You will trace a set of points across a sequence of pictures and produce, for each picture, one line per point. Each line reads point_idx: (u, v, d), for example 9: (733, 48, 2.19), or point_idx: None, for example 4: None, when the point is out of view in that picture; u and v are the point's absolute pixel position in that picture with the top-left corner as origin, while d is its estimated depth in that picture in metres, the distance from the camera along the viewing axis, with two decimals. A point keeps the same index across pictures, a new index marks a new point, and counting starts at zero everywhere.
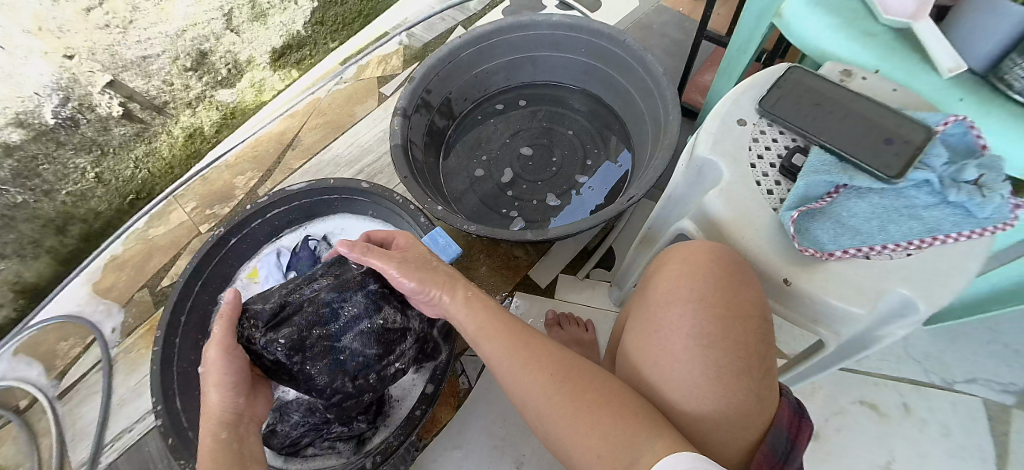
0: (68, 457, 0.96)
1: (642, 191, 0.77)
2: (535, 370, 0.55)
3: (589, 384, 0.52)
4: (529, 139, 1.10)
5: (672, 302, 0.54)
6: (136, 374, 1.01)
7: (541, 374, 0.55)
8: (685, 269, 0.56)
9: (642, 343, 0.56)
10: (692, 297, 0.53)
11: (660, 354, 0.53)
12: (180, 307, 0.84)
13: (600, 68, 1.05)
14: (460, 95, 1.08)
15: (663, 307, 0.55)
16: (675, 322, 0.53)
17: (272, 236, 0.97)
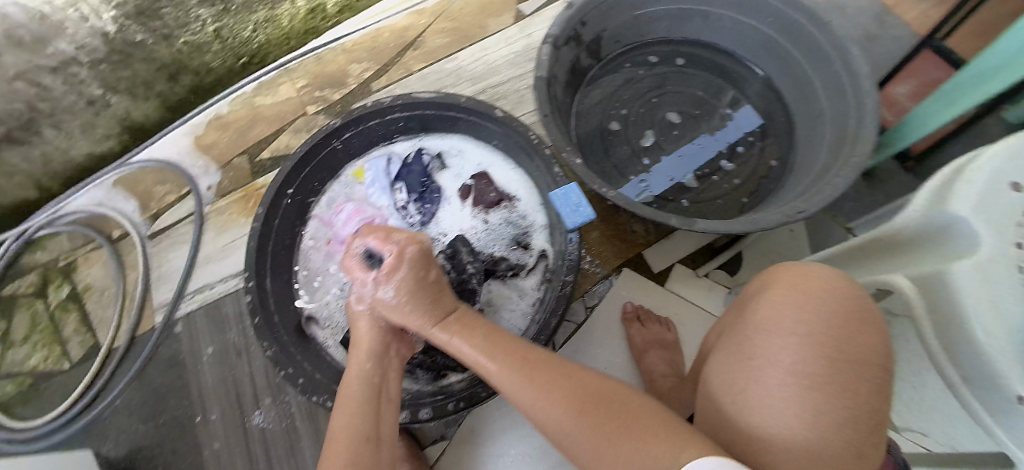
0: (151, 295, 1.02)
1: (817, 208, 0.75)
2: (550, 388, 0.52)
3: (614, 410, 0.48)
4: (676, 105, 1.03)
5: (757, 332, 0.49)
6: (225, 236, 1.01)
7: (557, 397, 0.51)
8: (789, 299, 0.48)
9: (725, 369, 0.51)
10: (787, 330, 0.47)
11: (742, 383, 0.48)
12: (284, 189, 0.82)
13: (779, 40, 0.96)
14: (613, 35, 1.01)
15: (749, 336, 0.49)
16: (759, 352, 0.47)
17: (384, 140, 0.90)
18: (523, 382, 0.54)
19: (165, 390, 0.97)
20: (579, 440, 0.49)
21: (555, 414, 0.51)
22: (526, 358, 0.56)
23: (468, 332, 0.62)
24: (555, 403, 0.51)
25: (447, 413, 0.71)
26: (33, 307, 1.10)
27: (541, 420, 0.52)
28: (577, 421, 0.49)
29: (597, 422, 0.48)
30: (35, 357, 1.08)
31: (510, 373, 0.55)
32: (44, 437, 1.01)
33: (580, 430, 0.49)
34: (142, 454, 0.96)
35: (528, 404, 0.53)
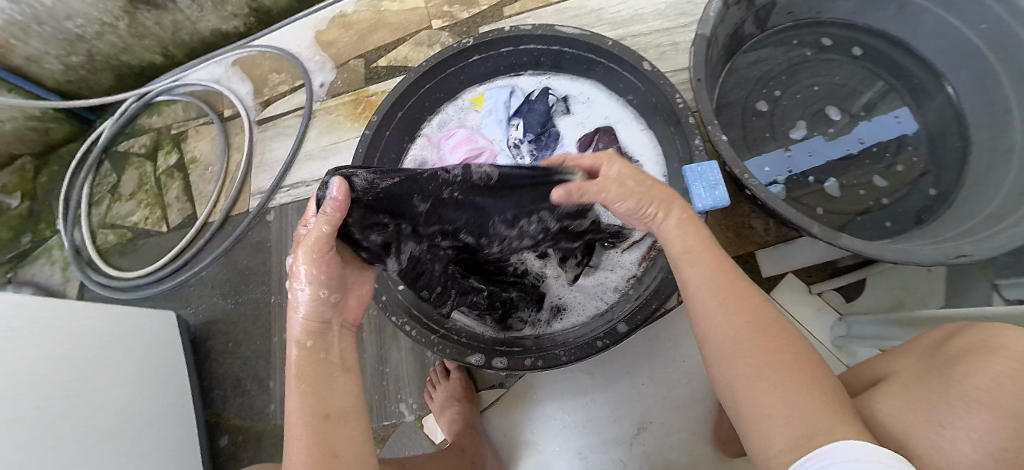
0: (251, 179, 1.05)
1: (989, 255, 0.63)
2: (737, 301, 0.43)
3: (806, 356, 0.39)
4: (837, 101, 0.91)
5: (978, 366, 0.38)
6: (328, 137, 1.01)
7: (749, 312, 0.42)
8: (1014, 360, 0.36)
9: (903, 396, 0.41)
10: (1014, 382, 0.35)
11: (923, 421, 0.38)
12: (403, 100, 0.80)
13: (984, 56, 0.80)
14: (786, 6, 0.91)
15: (968, 369, 0.38)
16: (971, 390, 0.37)
17: (513, 71, 0.87)
18: (718, 286, 0.44)
19: (248, 272, 1.01)
20: (742, 354, 0.40)
21: (734, 321, 0.42)
22: (731, 269, 0.46)
23: (689, 226, 0.50)
24: (744, 315, 0.42)
25: (520, 367, 0.65)
26: (145, 167, 1.18)
27: (710, 316, 0.43)
28: (753, 339, 0.40)
29: (781, 351, 0.39)
30: (140, 213, 1.16)
31: (706, 272, 0.46)
32: (138, 288, 1.09)
33: (754, 345, 0.40)
34: (217, 326, 1.01)
35: (707, 301, 0.44)
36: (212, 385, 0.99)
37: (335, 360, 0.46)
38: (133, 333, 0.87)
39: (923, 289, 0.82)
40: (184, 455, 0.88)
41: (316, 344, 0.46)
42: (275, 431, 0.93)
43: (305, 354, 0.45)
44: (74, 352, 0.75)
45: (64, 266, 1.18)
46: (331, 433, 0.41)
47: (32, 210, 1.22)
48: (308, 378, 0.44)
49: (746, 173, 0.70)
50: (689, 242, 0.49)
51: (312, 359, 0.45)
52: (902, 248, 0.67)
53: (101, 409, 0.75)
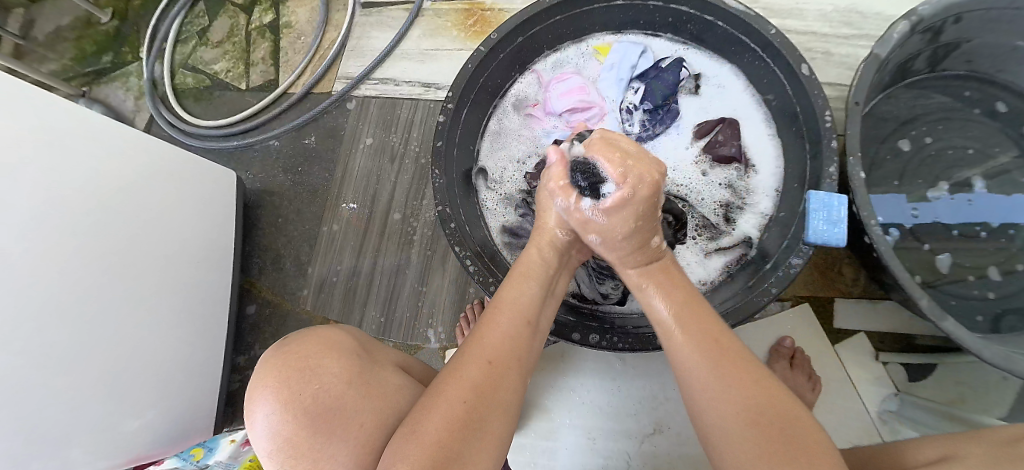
0: (340, 63, 1.03)
1: None
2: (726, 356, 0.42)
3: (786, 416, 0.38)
4: (985, 171, 0.80)
5: None
6: (430, 41, 0.98)
7: (739, 397, 0.39)
8: None
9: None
10: None
11: None
12: (525, 28, 0.73)
13: None
14: (968, 51, 0.79)
15: None
16: None
17: (651, 31, 0.80)
18: (708, 360, 0.42)
19: (314, 155, 1.00)
20: (729, 436, 0.38)
21: (717, 395, 0.40)
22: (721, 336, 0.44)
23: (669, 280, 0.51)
24: (730, 399, 0.39)
25: (564, 337, 0.60)
26: (238, 19, 1.15)
27: (699, 391, 0.41)
28: (744, 425, 0.38)
29: (762, 420, 0.37)
30: (222, 64, 1.14)
31: (695, 347, 0.43)
32: (204, 138, 1.10)
33: (737, 417, 0.38)
34: (273, 198, 1.02)
35: (690, 375, 0.42)
36: (254, 251, 1.01)
37: (525, 343, 0.46)
38: (194, 179, 0.87)
39: (990, 395, 0.73)
40: (216, 308, 0.91)
41: (521, 312, 0.48)
42: (301, 315, 0.94)
43: (505, 320, 0.46)
44: (138, 180, 0.75)
45: (138, 95, 1.19)
46: (490, 398, 0.40)
47: (120, 31, 1.21)
48: (499, 338, 0.44)
49: (873, 218, 0.59)
50: (676, 300, 0.48)
51: (513, 332, 0.45)
52: (1005, 351, 0.58)
53: (151, 242, 0.77)
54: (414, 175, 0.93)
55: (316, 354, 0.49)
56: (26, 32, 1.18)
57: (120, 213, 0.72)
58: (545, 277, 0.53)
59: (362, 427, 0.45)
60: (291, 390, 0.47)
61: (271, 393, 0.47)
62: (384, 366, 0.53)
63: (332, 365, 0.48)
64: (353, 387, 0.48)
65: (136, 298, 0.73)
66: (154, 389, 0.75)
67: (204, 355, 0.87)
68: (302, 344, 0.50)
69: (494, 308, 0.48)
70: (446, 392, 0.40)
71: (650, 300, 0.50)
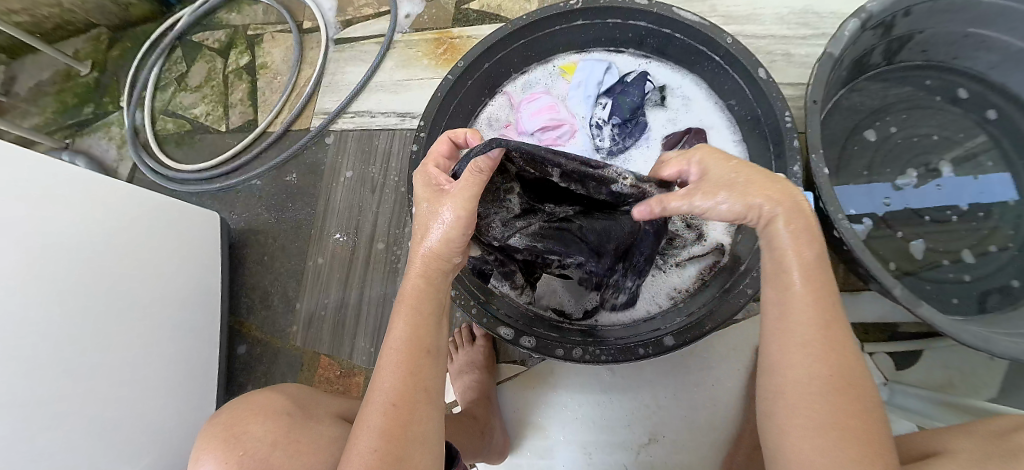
0: (317, 98, 1.05)
1: None
2: (833, 338, 0.39)
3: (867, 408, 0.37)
4: (951, 157, 0.82)
5: None
6: (403, 71, 1.00)
7: (835, 362, 0.38)
8: None
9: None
10: None
11: None
12: (489, 54, 0.75)
13: None
14: (921, 43, 0.82)
15: None
16: None
17: (614, 47, 0.83)
18: (818, 323, 0.39)
19: (296, 191, 1.02)
20: (808, 399, 0.37)
21: (809, 372, 0.38)
22: (834, 307, 0.40)
23: (809, 231, 0.42)
24: (824, 363, 0.38)
25: (548, 355, 0.61)
26: (215, 63, 1.18)
27: (784, 364, 0.39)
28: (825, 392, 0.37)
29: (848, 408, 0.36)
30: (202, 107, 1.16)
31: (808, 307, 0.40)
32: (187, 181, 1.11)
33: (827, 398, 0.37)
34: (257, 236, 1.03)
35: (791, 351, 0.39)
36: (241, 291, 1.01)
37: (427, 369, 0.43)
38: (177, 223, 0.88)
39: (979, 377, 0.73)
40: (205, 351, 0.90)
41: (418, 343, 0.43)
42: (292, 351, 0.94)
43: (402, 357, 0.43)
44: (118, 227, 0.75)
45: (119, 143, 1.20)
46: (400, 445, 0.39)
47: (100, 82, 1.23)
48: (385, 392, 0.41)
49: (840, 212, 0.61)
50: (806, 257, 0.42)
51: (410, 369, 0.42)
52: (983, 333, 0.59)
53: (134, 288, 0.76)
54: (395, 203, 0.94)
55: (243, 421, 0.50)
56: (7, 89, 1.19)
57: (101, 262, 0.71)
58: (436, 293, 0.47)
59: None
60: (222, 458, 0.47)
61: (204, 463, 0.48)
62: (320, 420, 0.54)
63: (258, 428, 0.49)
64: (279, 448, 0.48)
65: (126, 346, 0.73)
66: (149, 435, 0.75)
67: (195, 398, 0.86)
68: (235, 414, 0.51)
69: (385, 347, 0.44)
70: (356, 447, 0.39)
71: (776, 244, 0.42)
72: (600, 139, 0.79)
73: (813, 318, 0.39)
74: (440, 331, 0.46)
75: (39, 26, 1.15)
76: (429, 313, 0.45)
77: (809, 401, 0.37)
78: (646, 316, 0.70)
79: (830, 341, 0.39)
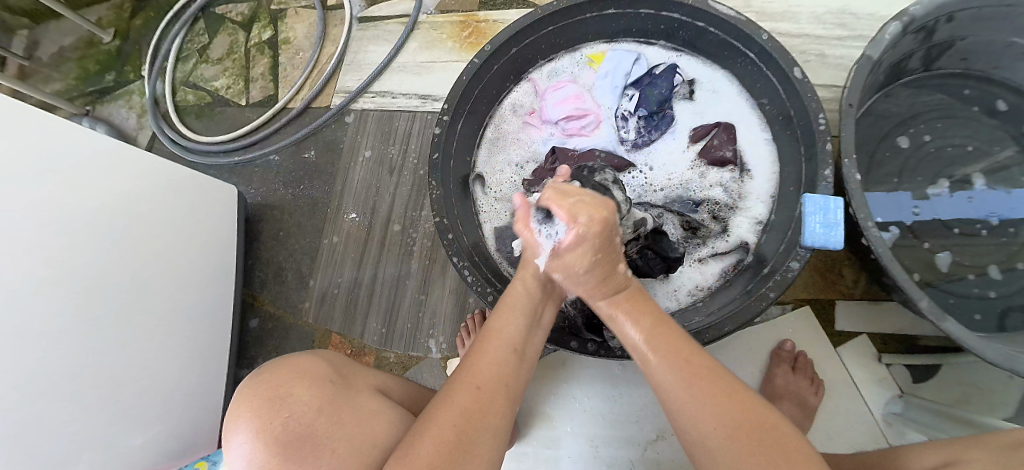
0: (338, 77, 1.04)
1: None
2: (706, 385, 0.40)
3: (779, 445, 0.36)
4: (983, 169, 0.80)
5: None
6: (427, 53, 0.99)
7: (717, 411, 0.39)
8: None
9: None
10: None
11: None
12: (519, 38, 0.74)
13: None
14: (962, 50, 0.79)
15: None
16: None
17: (645, 39, 0.81)
18: (681, 379, 0.41)
19: (314, 169, 1.01)
20: (715, 456, 0.38)
21: (709, 428, 0.39)
22: (694, 358, 0.43)
23: (637, 307, 0.48)
24: (713, 412, 0.39)
25: (564, 347, 0.60)
26: (237, 36, 1.17)
27: (685, 423, 0.40)
28: (725, 443, 0.37)
29: (752, 450, 0.36)
30: (223, 80, 1.16)
31: (667, 368, 0.42)
32: (206, 153, 1.11)
33: (731, 451, 0.37)
34: (273, 212, 1.03)
35: (684, 417, 0.40)
36: (255, 265, 1.02)
37: (513, 363, 0.46)
38: (195, 195, 0.88)
39: (997, 394, 0.72)
40: (217, 323, 0.91)
41: (510, 338, 0.47)
42: (303, 329, 0.95)
43: (494, 346, 0.46)
44: (136, 196, 0.75)
45: (140, 112, 1.20)
46: (475, 425, 0.40)
47: (122, 50, 1.23)
48: (476, 375, 0.43)
49: (870, 219, 0.59)
50: (647, 327, 0.46)
51: (501, 357, 0.45)
52: (1007, 351, 0.58)
53: (150, 258, 0.77)
54: (413, 186, 0.94)
55: (289, 384, 0.50)
56: (30, 53, 1.20)
57: (117, 230, 0.72)
58: (533, 299, 0.51)
59: (334, 454, 0.46)
60: (265, 420, 0.47)
61: (245, 422, 0.48)
62: (359, 390, 0.54)
63: (303, 393, 0.49)
64: (324, 414, 0.48)
65: (142, 313, 0.74)
66: (159, 403, 0.76)
67: (207, 368, 0.88)
68: (278, 375, 0.51)
69: (480, 335, 0.48)
70: (434, 418, 0.40)
71: (622, 330, 0.48)
72: (626, 132, 0.78)
73: (676, 379, 0.42)
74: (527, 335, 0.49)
75: None
76: (524, 312, 0.50)
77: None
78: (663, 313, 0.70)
79: (701, 390, 0.40)
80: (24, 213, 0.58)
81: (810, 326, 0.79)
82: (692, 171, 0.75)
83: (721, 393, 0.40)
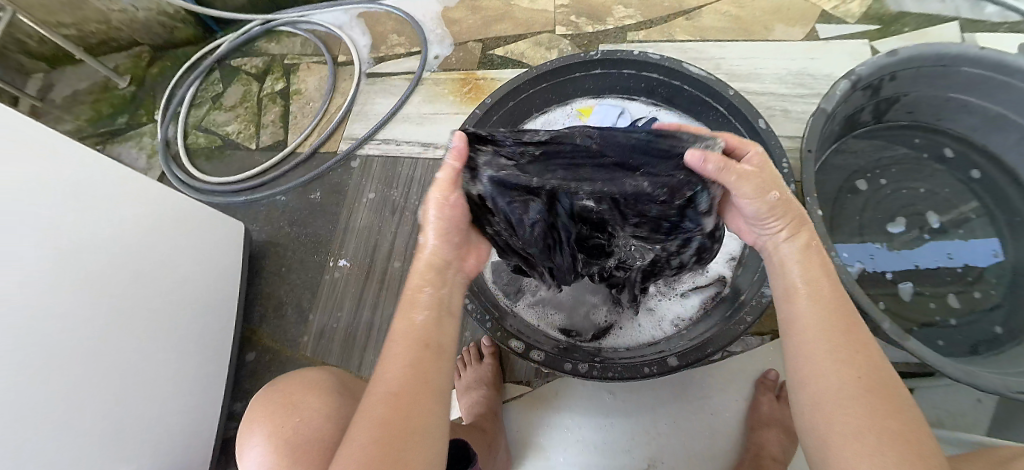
0: (346, 125, 1.12)
1: None
2: (850, 344, 0.41)
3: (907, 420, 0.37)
4: (936, 209, 0.88)
5: None
6: (429, 104, 1.08)
7: (863, 366, 0.39)
8: None
9: None
10: None
11: None
12: (516, 92, 0.82)
13: None
14: (907, 105, 0.90)
15: None
16: None
17: (629, 95, 0.90)
18: (833, 331, 0.41)
19: (319, 208, 1.07)
20: (844, 408, 0.38)
21: (837, 386, 0.39)
22: (850, 318, 0.43)
23: (809, 254, 0.47)
24: (850, 370, 0.39)
25: (560, 370, 0.64)
26: (250, 86, 1.26)
27: (813, 374, 0.41)
28: (863, 393, 0.38)
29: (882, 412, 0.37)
30: (234, 126, 1.23)
31: (823, 311, 0.42)
32: (213, 194, 1.16)
33: (858, 407, 0.37)
34: (277, 248, 1.07)
35: (817, 364, 0.40)
36: (256, 301, 1.04)
37: (436, 361, 0.43)
38: (203, 229, 0.92)
39: (969, 417, 0.76)
40: (214, 354, 0.92)
41: (425, 337, 0.44)
42: (301, 362, 0.97)
43: (409, 350, 0.43)
44: (150, 227, 0.80)
45: (150, 153, 1.26)
46: (400, 436, 0.37)
47: (136, 96, 1.31)
48: (393, 380, 0.41)
49: (832, 251, 0.66)
50: (813, 270, 0.46)
51: (416, 359, 0.42)
52: (967, 368, 0.63)
53: (154, 286, 0.79)
54: (414, 225, 1.00)
55: (301, 393, 0.55)
56: (43, 94, 1.27)
57: (129, 256, 0.75)
58: (448, 300, 0.48)
59: (327, 455, 0.49)
60: (279, 424, 0.52)
61: (263, 429, 0.53)
62: None
63: (314, 399, 0.54)
64: (330, 421, 0.52)
65: (145, 339, 0.76)
66: (151, 431, 0.76)
67: (202, 400, 0.88)
68: (292, 387, 0.56)
69: (392, 340, 0.45)
70: (353, 435, 0.38)
71: (785, 272, 0.47)
72: None
73: (824, 332, 0.42)
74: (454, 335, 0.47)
75: (85, 41, 1.24)
76: (444, 317, 0.47)
77: (844, 415, 0.38)
78: (652, 341, 0.74)
79: (845, 349, 0.40)
80: (43, 240, 0.62)
81: None
82: None
83: (862, 356, 0.40)
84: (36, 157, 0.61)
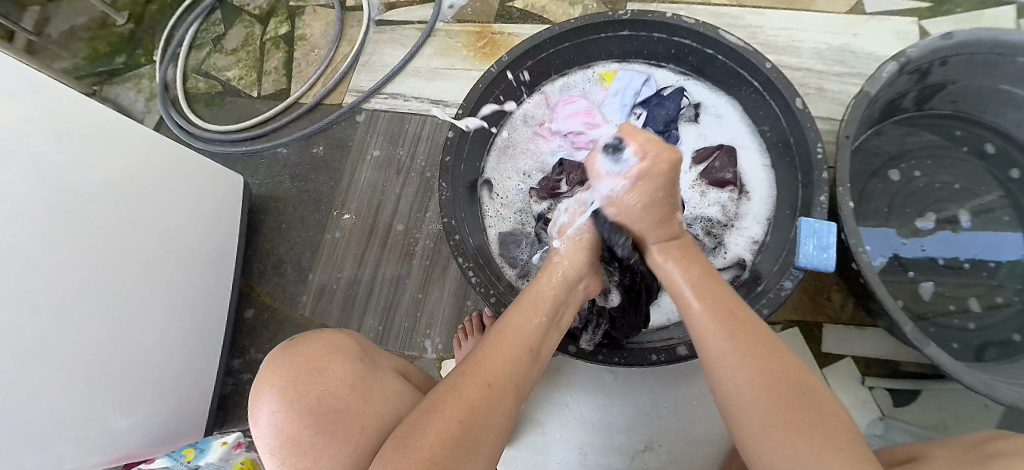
0: (352, 76, 1.06)
1: None
2: (753, 341, 0.43)
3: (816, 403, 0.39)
4: (969, 207, 0.84)
5: None
6: (441, 58, 1.02)
7: (758, 361, 0.42)
8: None
9: None
10: None
11: None
12: (535, 52, 0.76)
13: None
14: (953, 92, 0.83)
15: None
16: None
17: (655, 62, 0.84)
18: (722, 332, 0.45)
19: (321, 164, 1.03)
20: (751, 401, 0.40)
21: (750, 382, 0.41)
22: (740, 314, 0.46)
23: (704, 273, 0.51)
24: (754, 370, 0.41)
25: (564, 352, 0.62)
26: (253, 29, 1.19)
27: (729, 385, 0.42)
28: (761, 389, 0.40)
29: (785, 403, 0.39)
30: (236, 71, 1.17)
31: (717, 320, 0.46)
32: (213, 142, 1.12)
33: (768, 403, 0.39)
34: (277, 203, 1.04)
35: (729, 376, 0.42)
36: (255, 256, 1.02)
37: (525, 368, 0.47)
38: (203, 181, 0.89)
39: (974, 422, 0.74)
40: (212, 309, 0.91)
41: (525, 338, 0.48)
42: (298, 321, 0.95)
43: (509, 345, 0.47)
44: (144, 177, 0.76)
45: (149, 96, 1.21)
46: (482, 422, 0.41)
47: (134, 34, 1.24)
48: (486, 371, 0.44)
49: (860, 246, 0.62)
50: (692, 275, 0.51)
51: (517, 359, 0.46)
52: (985, 378, 0.61)
53: (149, 240, 0.77)
54: (419, 188, 0.96)
55: (324, 357, 0.52)
56: (39, 29, 1.17)
57: (124, 207, 0.72)
58: (554, 304, 0.53)
59: (366, 431, 0.47)
60: (298, 388, 0.49)
61: (275, 392, 0.50)
62: (384, 371, 0.56)
63: (338, 367, 0.51)
64: (357, 391, 0.50)
65: (141, 294, 0.75)
66: (150, 386, 0.76)
67: (199, 355, 0.88)
68: (310, 347, 0.53)
69: (500, 326, 0.49)
70: (437, 415, 0.40)
71: (681, 297, 0.50)
72: None
73: (720, 338, 0.44)
74: (541, 349, 0.50)
75: None
76: (539, 322, 0.50)
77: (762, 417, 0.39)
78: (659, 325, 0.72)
79: (744, 347, 0.43)
80: (24, 185, 0.58)
81: (799, 346, 0.82)
82: (694, 191, 0.78)
83: (766, 352, 0.43)
84: (7, 92, 0.56)
